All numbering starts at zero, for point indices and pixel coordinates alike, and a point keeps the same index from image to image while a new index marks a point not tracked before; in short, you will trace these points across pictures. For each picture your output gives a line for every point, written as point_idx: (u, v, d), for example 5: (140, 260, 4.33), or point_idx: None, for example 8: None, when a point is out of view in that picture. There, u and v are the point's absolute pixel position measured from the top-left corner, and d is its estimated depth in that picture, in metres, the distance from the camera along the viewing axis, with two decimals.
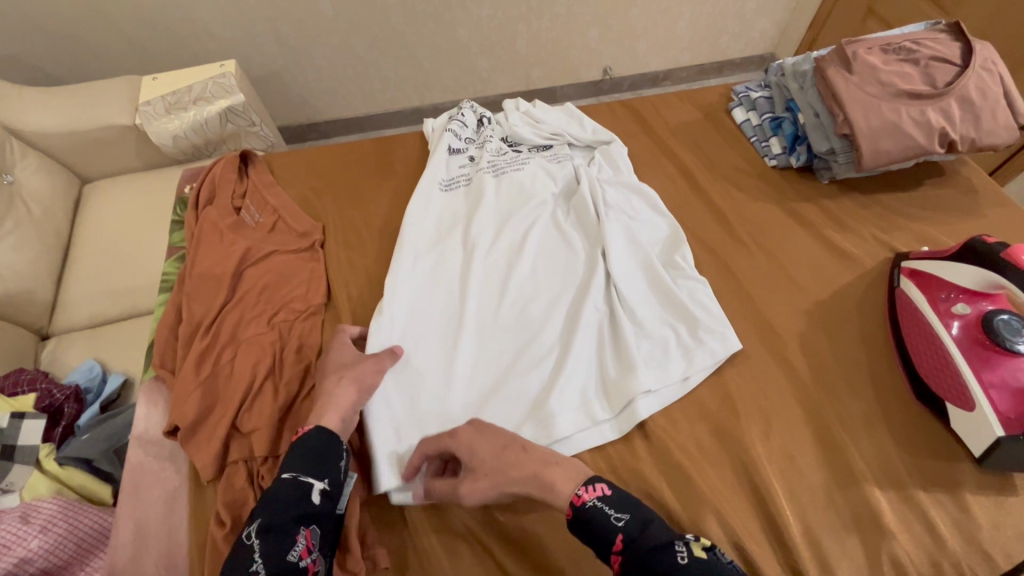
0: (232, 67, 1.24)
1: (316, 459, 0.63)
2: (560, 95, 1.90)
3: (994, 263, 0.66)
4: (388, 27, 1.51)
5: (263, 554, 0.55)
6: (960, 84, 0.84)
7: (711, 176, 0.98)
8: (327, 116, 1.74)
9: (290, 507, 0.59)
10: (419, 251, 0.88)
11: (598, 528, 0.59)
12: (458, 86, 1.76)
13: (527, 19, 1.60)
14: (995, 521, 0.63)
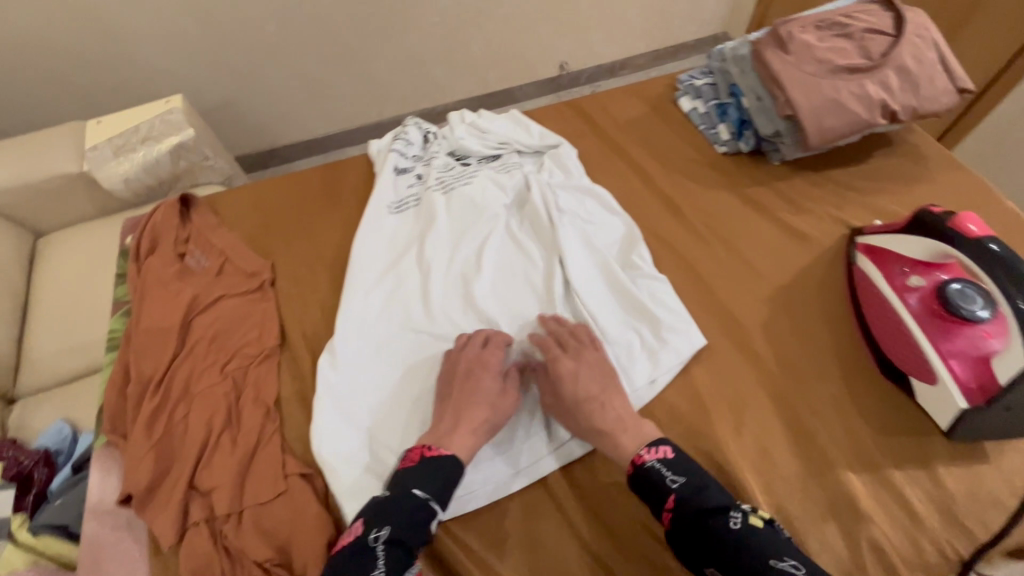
0: (179, 100, 1.20)
1: (446, 486, 0.63)
2: (519, 95, 1.88)
3: (944, 235, 0.66)
4: (335, 47, 1.48)
5: (388, 566, 0.58)
6: (895, 54, 0.84)
7: (668, 168, 0.97)
8: (285, 141, 1.70)
9: (418, 529, 0.60)
10: (376, 277, 0.86)
11: (655, 488, 0.62)
12: (415, 97, 1.73)
13: (477, 23, 1.58)
14: (971, 492, 0.63)
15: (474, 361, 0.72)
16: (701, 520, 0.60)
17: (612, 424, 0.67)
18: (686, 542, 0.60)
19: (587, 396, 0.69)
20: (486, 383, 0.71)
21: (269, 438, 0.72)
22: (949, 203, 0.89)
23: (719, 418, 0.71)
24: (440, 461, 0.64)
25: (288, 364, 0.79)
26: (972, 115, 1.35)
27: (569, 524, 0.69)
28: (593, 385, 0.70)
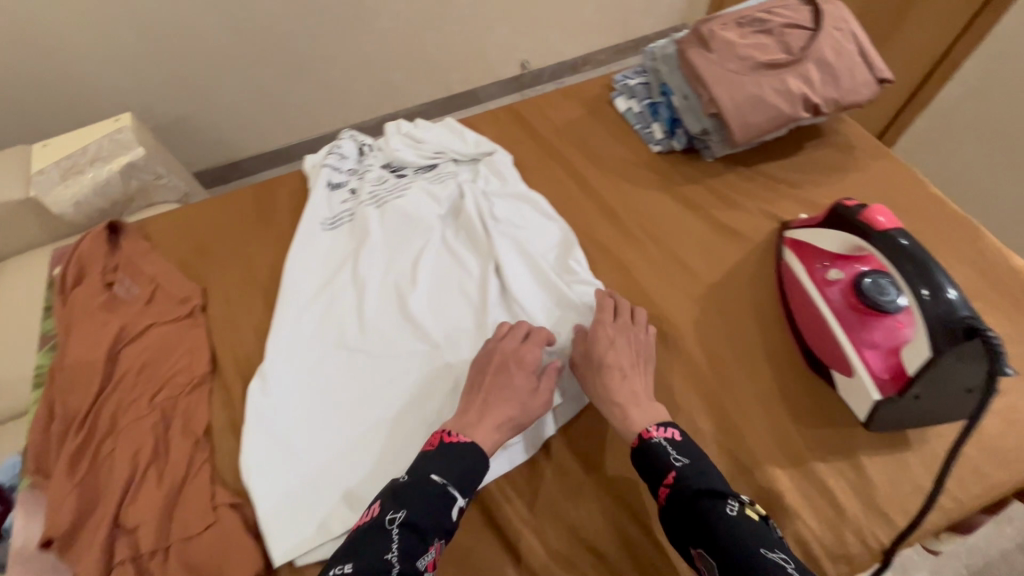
0: (129, 120, 1.17)
1: (466, 475, 0.62)
2: (482, 96, 1.87)
3: (856, 228, 0.67)
4: (290, 55, 1.45)
5: (401, 550, 0.55)
6: (814, 47, 0.85)
7: (607, 168, 0.98)
8: (249, 151, 1.63)
9: (435, 514, 0.58)
10: (309, 297, 0.85)
11: (658, 463, 0.62)
12: (376, 103, 1.70)
13: (433, 26, 1.57)
14: (893, 481, 0.64)
15: (514, 352, 0.72)
16: (700, 500, 0.58)
17: (624, 398, 0.68)
18: (682, 523, 0.58)
19: (615, 363, 0.71)
20: (523, 376, 0.70)
21: (198, 470, 0.70)
22: (882, 191, 0.90)
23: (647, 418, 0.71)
24: (460, 448, 0.64)
25: (219, 392, 0.78)
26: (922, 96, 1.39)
27: (509, 543, 0.67)
28: (624, 358, 0.71)
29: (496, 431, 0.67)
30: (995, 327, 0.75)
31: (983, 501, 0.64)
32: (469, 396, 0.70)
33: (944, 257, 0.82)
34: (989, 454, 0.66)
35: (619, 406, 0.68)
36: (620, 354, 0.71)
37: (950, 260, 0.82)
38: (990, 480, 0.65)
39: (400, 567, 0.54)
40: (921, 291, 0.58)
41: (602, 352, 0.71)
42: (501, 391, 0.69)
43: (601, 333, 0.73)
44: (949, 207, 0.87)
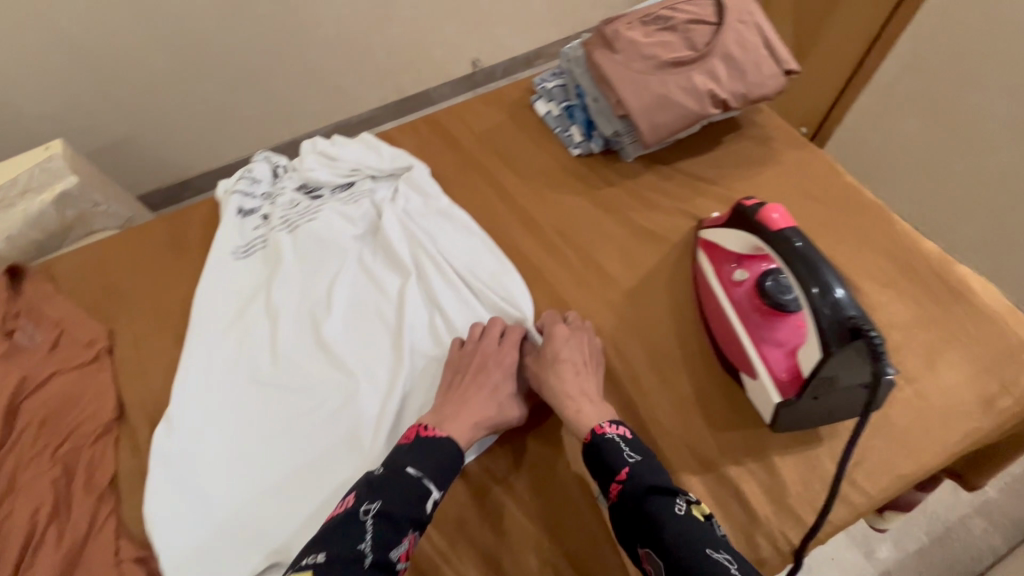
0: (59, 147, 1.10)
1: (444, 468, 0.64)
2: (436, 97, 1.76)
3: (754, 228, 0.66)
4: (220, 71, 1.38)
5: (375, 540, 0.57)
6: (718, 42, 0.84)
7: (529, 176, 0.96)
8: (200, 169, 1.55)
9: (411, 505, 0.60)
10: (219, 331, 0.82)
11: (610, 460, 0.62)
12: (325, 113, 1.60)
13: (378, 28, 1.48)
14: (804, 479, 0.64)
15: (494, 350, 0.74)
16: (650, 494, 0.58)
17: (577, 393, 0.68)
18: (630, 520, 0.58)
19: (569, 360, 0.71)
20: (502, 376, 0.73)
21: (103, 524, 0.68)
22: (804, 184, 0.89)
23: None
24: (437, 441, 0.65)
25: (128, 439, 0.75)
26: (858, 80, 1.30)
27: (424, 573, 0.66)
28: (579, 353, 0.72)
29: (473, 428, 0.68)
30: (908, 316, 0.75)
31: (890, 493, 0.65)
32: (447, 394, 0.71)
33: (858, 247, 0.82)
34: (896, 445, 0.67)
35: (570, 401, 0.68)
36: (577, 353, 0.72)
37: (863, 250, 0.82)
38: (897, 471, 0.65)
39: (372, 557, 0.56)
40: (811, 290, 0.58)
41: (558, 349, 0.72)
42: (481, 389, 0.71)
43: (562, 329, 0.74)
44: (863, 195, 0.87)
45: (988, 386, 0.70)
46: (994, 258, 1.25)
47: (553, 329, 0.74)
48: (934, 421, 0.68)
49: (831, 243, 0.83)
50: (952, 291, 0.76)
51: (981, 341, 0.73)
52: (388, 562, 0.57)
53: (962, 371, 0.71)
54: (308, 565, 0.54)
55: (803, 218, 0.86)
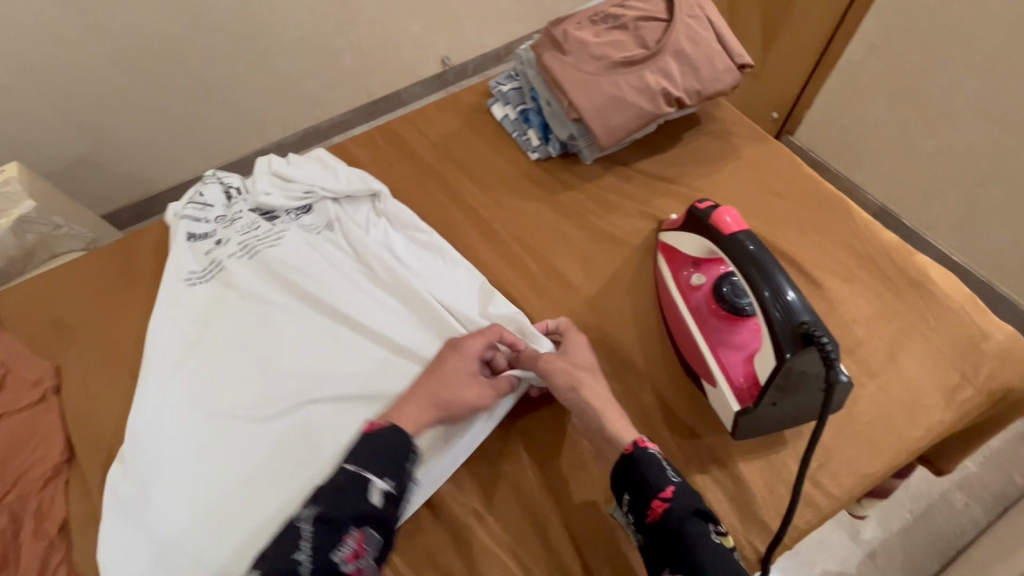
0: (15, 168, 1.07)
1: (388, 457, 0.58)
2: (406, 98, 1.72)
3: (708, 232, 0.65)
4: (176, 83, 1.32)
5: (313, 546, 0.50)
6: (669, 39, 0.82)
7: (488, 183, 0.94)
8: (166, 184, 1.50)
9: (350, 502, 0.54)
10: (170, 364, 0.79)
11: (651, 476, 0.56)
12: (294, 118, 1.56)
13: (342, 31, 1.44)
14: (768, 483, 0.64)
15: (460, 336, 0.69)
16: (693, 519, 0.53)
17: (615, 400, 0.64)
18: (665, 544, 0.53)
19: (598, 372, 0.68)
20: (463, 360, 0.67)
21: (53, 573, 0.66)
22: (765, 178, 0.88)
23: (523, 450, 0.69)
24: (381, 431, 0.59)
25: (79, 482, 0.73)
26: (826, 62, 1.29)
27: None
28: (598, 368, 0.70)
29: (422, 416, 0.64)
30: (869, 310, 0.75)
31: (855, 492, 0.64)
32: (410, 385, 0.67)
33: (819, 241, 0.81)
34: (860, 443, 0.66)
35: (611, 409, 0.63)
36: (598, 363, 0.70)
37: (824, 244, 0.81)
38: (862, 469, 0.65)
39: (310, 564, 0.50)
40: (762, 294, 0.56)
41: (589, 358, 0.69)
42: (437, 375, 0.66)
43: (586, 339, 0.72)
44: (824, 187, 0.87)
45: (950, 377, 0.70)
46: (963, 236, 1.26)
47: (580, 338, 0.71)
48: (897, 416, 0.68)
49: (793, 238, 0.82)
50: (913, 282, 0.76)
51: (943, 331, 0.72)
52: (333, 567, 0.51)
53: (923, 363, 0.71)
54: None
55: (764, 214, 0.85)
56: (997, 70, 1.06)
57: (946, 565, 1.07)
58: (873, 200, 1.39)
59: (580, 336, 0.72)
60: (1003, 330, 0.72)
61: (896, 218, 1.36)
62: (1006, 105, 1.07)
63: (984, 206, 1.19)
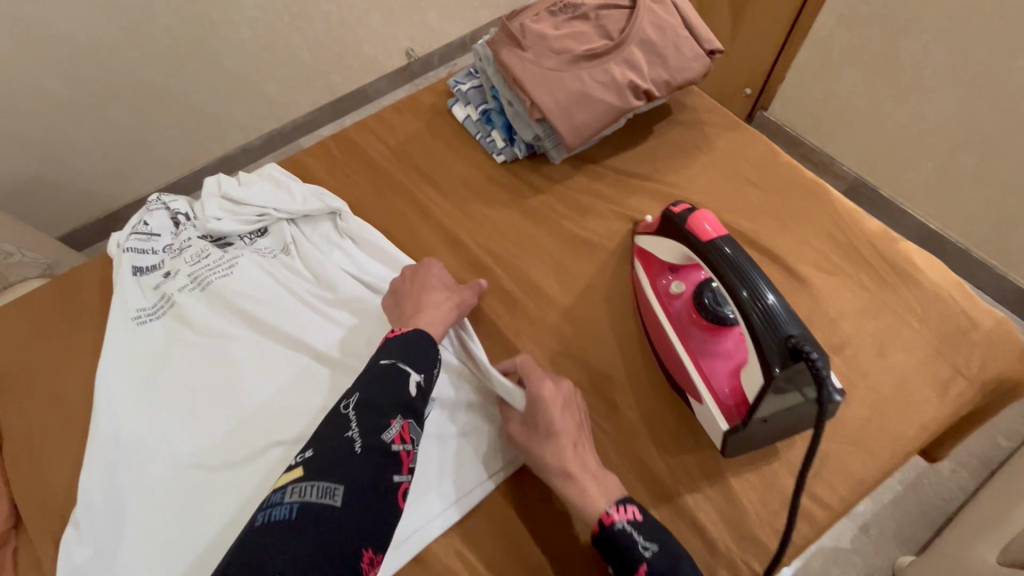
0: None
1: (415, 354, 0.62)
2: (371, 94, 1.62)
3: (684, 237, 0.61)
4: (119, 96, 1.23)
5: (363, 427, 0.53)
6: (633, 28, 0.78)
7: (453, 190, 0.88)
8: (122, 201, 1.42)
9: (390, 389, 0.57)
10: (122, 409, 0.73)
11: (624, 555, 0.53)
12: (254, 124, 1.46)
13: (297, 27, 1.33)
14: (761, 498, 0.61)
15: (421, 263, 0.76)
16: None
17: (578, 469, 0.59)
18: None
19: (563, 432, 0.61)
20: (439, 274, 0.74)
21: None
22: (744, 169, 0.84)
23: (505, 480, 0.65)
24: (408, 334, 0.64)
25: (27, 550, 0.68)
26: (798, 35, 1.25)
27: None
28: (569, 422, 0.62)
29: (442, 319, 0.69)
30: (856, 304, 0.72)
31: (853, 500, 0.62)
32: (402, 306, 0.71)
33: (800, 232, 0.78)
34: (851, 446, 0.64)
35: (571, 481, 0.58)
36: (568, 418, 0.62)
37: (806, 235, 0.77)
38: (856, 476, 0.62)
39: (363, 441, 0.53)
40: (740, 294, 0.54)
41: (551, 417, 0.61)
42: (426, 286, 0.72)
43: (549, 389, 0.63)
44: (802, 174, 0.83)
45: (939, 369, 0.67)
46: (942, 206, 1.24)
47: (539, 392, 0.63)
48: (888, 414, 0.66)
49: (774, 231, 0.78)
50: (899, 271, 0.73)
51: (931, 322, 0.70)
52: (383, 446, 0.53)
53: (912, 356, 0.68)
54: (298, 463, 0.52)
55: (742, 206, 0.81)
56: (971, 38, 1.01)
57: (937, 531, 1.06)
58: (849, 171, 1.36)
59: (542, 387, 0.63)
60: (996, 318, 0.69)
61: (874, 189, 1.34)
62: (979, 73, 1.03)
63: (960, 176, 1.16)
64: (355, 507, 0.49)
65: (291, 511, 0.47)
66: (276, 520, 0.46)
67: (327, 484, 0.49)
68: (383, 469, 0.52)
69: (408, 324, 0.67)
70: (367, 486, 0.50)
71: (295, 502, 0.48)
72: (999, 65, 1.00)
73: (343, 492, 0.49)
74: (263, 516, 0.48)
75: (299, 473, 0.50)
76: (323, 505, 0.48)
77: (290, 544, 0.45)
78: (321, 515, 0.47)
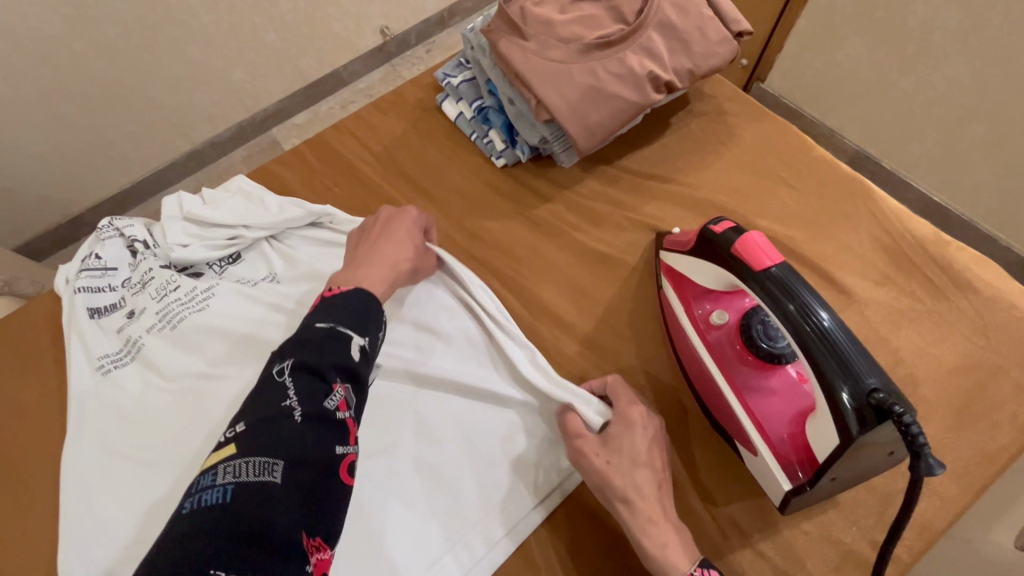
0: None
1: (361, 315, 0.54)
2: (344, 79, 1.47)
3: (729, 264, 0.52)
4: (64, 93, 1.09)
5: (301, 394, 0.46)
6: (650, 9, 0.67)
7: (448, 201, 0.78)
8: (78, 210, 1.29)
9: (331, 353, 0.49)
10: (93, 475, 0.63)
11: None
12: (220, 118, 1.32)
13: (262, 7, 1.18)
14: (823, 552, 0.54)
15: (393, 211, 0.67)
16: None
17: (663, 515, 0.52)
18: None
19: (647, 462, 0.54)
20: (409, 230, 0.66)
21: None
22: (776, 164, 0.75)
23: (530, 538, 0.58)
24: (346, 293, 0.56)
25: None
26: None
27: None
28: (653, 454, 0.55)
29: (386, 275, 0.60)
30: (909, 319, 0.64)
31: (922, 549, 0.55)
32: (353, 256, 0.63)
33: (840, 237, 0.69)
34: None
35: (654, 528, 0.51)
36: (654, 450, 0.55)
37: (848, 240, 0.69)
38: (925, 521, 0.56)
39: (302, 410, 0.45)
40: (786, 309, 0.47)
41: (636, 447, 0.55)
42: (391, 240, 0.64)
43: (638, 412, 0.57)
44: (840, 168, 0.74)
45: (1006, 392, 0.60)
46: (944, 177, 1.12)
47: (627, 414, 0.57)
48: (952, 447, 0.59)
49: (813, 237, 0.70)
50: (955, 280, 0.66)
51: (994, 338, 0.63)
52: (326, 415, 0.46)
53: (975, 376, 0.61)
54: (229, 440, 0.44)
55: (776, 209, 0.72)
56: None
57: None
58: (849, 143, 1.24)
59: (631, 409, 0.57)
60: None
61: (875, 162, 1.21)
62: (991, 38, 0.91)
63: (967, 148, 1.05)
64: (297, 486, 0.42)
65: (227, 494, 0.40)
66: (208, 506, 0.39)
67: (264, 460, 0.42)
68: (326, 441, 0.45)
69: (348, 281, 0.58)
70: (308, 459, 0.43)
71: (229, 483, 0.41)
72: (1013, 30, 0.88)
73: (283, 468, 0.42)
74: (191, 499, 0.41)
75: (231, 450, 0.43)
76: (260, 483, 0.41)
77: (225, 527, 0.38)
78: (258, 495, 0.40)
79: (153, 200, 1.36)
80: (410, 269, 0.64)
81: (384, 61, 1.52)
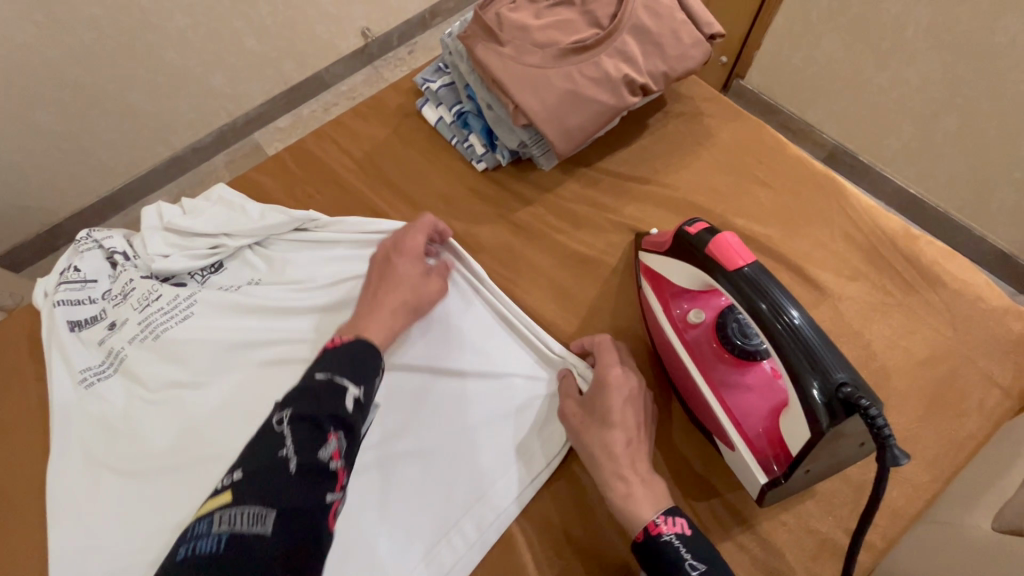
0: None
1: (357, 366, 0.54)
2: (327, 81, 1.46)
3: (704, 264, 0.53)
4: (38, 100, 1.07)
5: (297, 443, 0.46)
6: (625, 14, 0.69)
7: (430, 206, 0.79)
8: (56, 219, 1.27)
9: (326, 404, 0.49)
10: (83, 488, 0.63)
11: (670, 571, 0.48)
12: (200, 123, 1.31)
13: (241, 10, 1.17)
14: (800, 541, 0.56)
15: (394, 242, 0.68)
16: None
17: (628, 466, 0.54)
18: None
19: (621, 421, 0.56)
20: (406, 267, 0.65)
21: None
22: (752, 164, 0.77)
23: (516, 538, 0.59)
24: (347, 345, 0.56)
25: None
26: None
27: None
28: (630, 413, 0.57)
29: (386, 325, 0.61)
30: (880, 313, 0.66)
31: (895, 536, 0.57)
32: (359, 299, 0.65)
33: (814, 234, 0.71)
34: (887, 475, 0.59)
35: (618, 481, 0.54)
36: (629, 409, 0.57)
37: (822, 237, 0.71)
38: (897, 508, 0.58)
39: (297, 460, 0.45)
40: (758, 307, 0.49)
41: (608, 406, 0.57)
42: (389, 283, 0.64)
43: (615, 374, 0.59)
44: (814, 167, 0.76)
45: (973, 381, 0.63)
46: (919, 170, 1.15)
47: (604, 373, 0.59)
48: (923, 435, 0.61)
49: (788, 235, 0.71)
50: (925, 273, 0.68)
51: (962, 329, 0.65)
52: (322, 464, 0.46)
53: (945, 366, 0.63)
54: (226, 486, 0.45)
55: (751, 208, 0.74)
56: None
57: None
58: (828, 138, 1.26)
59: (609, 372, 0.59)
60: None
61: (853, 155, 1.24)
62: (960, 34, 0.93)
63: (939, 141, 1.07)
64: (289, 537, 0.42)
65: (220, 543, 0.40)
66: (200, 554, 0.40)
67: (258, 509, 0.42)
68: (317, 490, 0.45)
69: (351, 332, 0.59)
70: (299, 509, 0.43)
71: (223, 532, 0.41)
72: (980, 26, 0.90)
73: (275, 517, 0.42)
74: (186, 548, 0.41)
75: (227, 498, 0.43)
76: (252, 534, 0.41)
77: None
78: (251, 546, 0.40)
79: (134, 206, 1.35)
80: (410, 308, 0.64)
81: (366, 62, 1.51)
